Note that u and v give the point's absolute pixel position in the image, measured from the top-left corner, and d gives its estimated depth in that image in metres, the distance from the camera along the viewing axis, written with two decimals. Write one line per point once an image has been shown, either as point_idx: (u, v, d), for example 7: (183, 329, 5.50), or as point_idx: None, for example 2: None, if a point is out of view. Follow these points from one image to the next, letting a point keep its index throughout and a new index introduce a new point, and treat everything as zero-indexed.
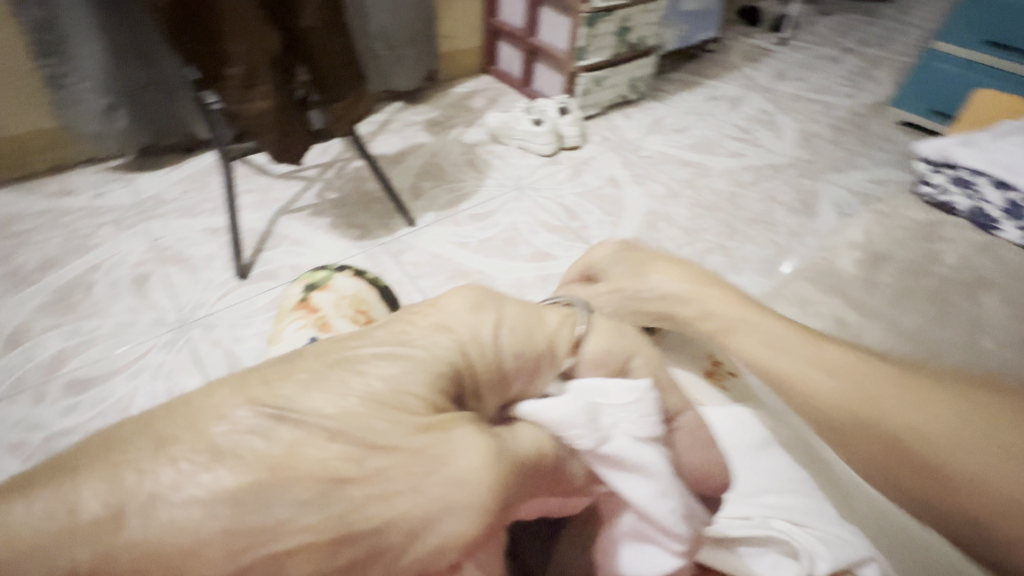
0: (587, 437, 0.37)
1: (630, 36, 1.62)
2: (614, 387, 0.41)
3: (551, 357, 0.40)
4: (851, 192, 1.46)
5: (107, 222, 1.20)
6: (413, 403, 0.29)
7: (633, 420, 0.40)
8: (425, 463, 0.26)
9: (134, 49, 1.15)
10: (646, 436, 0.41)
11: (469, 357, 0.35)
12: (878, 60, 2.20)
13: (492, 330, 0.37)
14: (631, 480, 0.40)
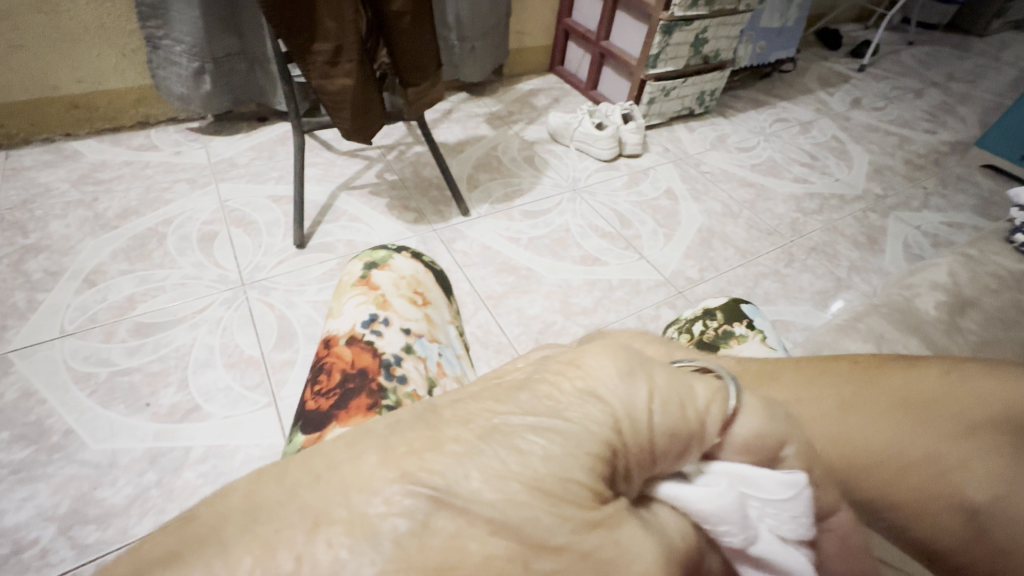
0: (736, 535, 0.28)
1: (705, 48, 1.58)
2: (767, 481, 0.29)
3: (700, 438, 0.29)
4: (921, 232, 1.39)
5: (183, 180, 1.26)
6: (582, 496, 0.23)
7: (782, 518, 0.30)
8: (598, 568, 0.22)
9: (227, 18, 1.21)
10: (799, 540, 0.30)
11: (623, 434, 0.27)
12: (966, 97, 2.08)
13: (647, 401, 0.28)
14: None
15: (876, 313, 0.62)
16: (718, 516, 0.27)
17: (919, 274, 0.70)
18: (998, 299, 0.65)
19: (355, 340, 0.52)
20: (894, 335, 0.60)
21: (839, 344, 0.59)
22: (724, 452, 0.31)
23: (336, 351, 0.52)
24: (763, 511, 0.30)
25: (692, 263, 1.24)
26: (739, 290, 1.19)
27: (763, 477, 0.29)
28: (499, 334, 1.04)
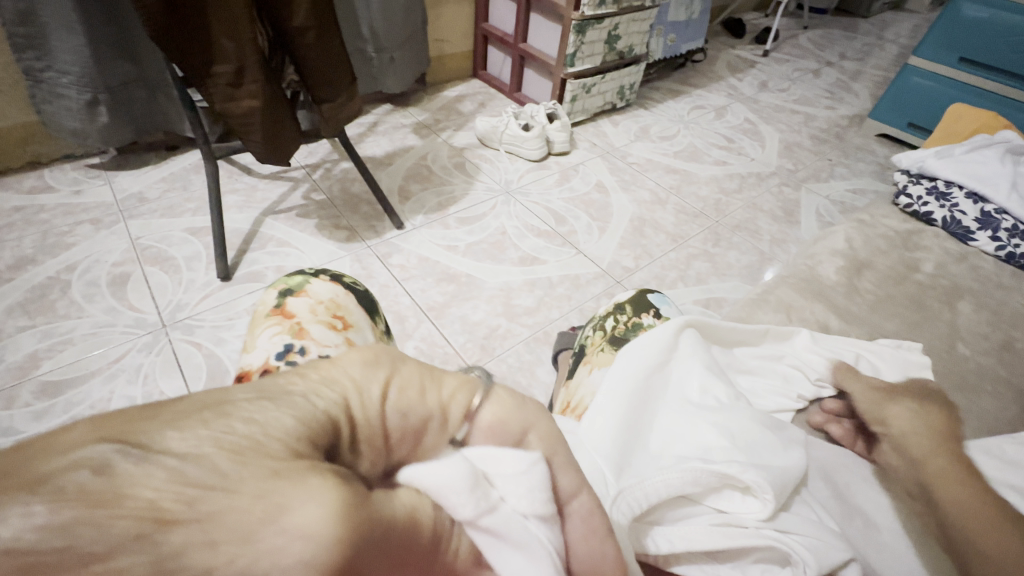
0: (467, 506, 0.26)
1: (619, 44, 1.64)
2: (506, 455, 0.30)
3: (442, 422, 0.29)
4: (831, 201, 1.50)
5: (85, 221, 1.17)
6: (277, 448, 0.20)
7: (520, 493, 0.29)
8: (267, 512, 0.18)
9: (118, 43, 1.12)
10: (540, 513, 0.30)
11: (353, 410, 0.26)
12: (858, 73, 2.26)
13: (380, 392, 0.27)
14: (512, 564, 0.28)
15: (785, 284, 0.66)
16: (446, 489, 0.25)
17: (821, 242, 0.75)
18: (888, 258, 0.71)
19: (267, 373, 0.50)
20: (800, 302, 0.64)
21: (753, 317, 0.62)
22: (474, 438, 0.31)
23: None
24: (507, 491, 0.29)
25: (627, 253, 1.28)
26: (673, 273, 1.24)
27: (503, 453, 0.30)
28: (444, 344, 1.03)
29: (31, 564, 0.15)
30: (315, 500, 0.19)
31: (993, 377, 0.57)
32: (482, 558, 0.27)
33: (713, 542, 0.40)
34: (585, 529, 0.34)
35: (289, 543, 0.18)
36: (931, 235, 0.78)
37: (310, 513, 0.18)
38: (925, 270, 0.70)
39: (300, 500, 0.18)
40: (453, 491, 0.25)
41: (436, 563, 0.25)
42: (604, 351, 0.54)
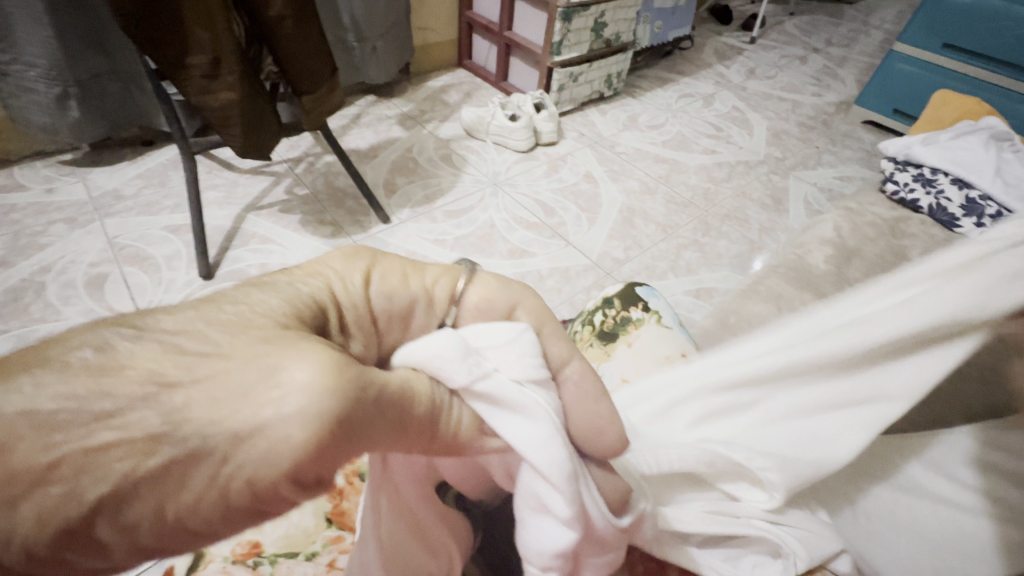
0: (457, 370, 0.27)
1: (606, 32, 1.62)
2: (492, 331, 0.30)
3: (426, 306, 0.31)
4: (818, 188, 1.51)
5: (59, 220, 1.13)
6: (266, 326, 0.21)
7: (512, 361, 0.29)
8: (258, 373, 0.19)
9: (87, 34, 1.07)
10: (530, 378, 0.30)
11: (338, 299, 0.27)
12: (844, 60, 2.26)
13: (362, 280, 0.29)
14: (513, 423, 0.28)
15: (775, 274, 0.66)
16: (439, 356, 0.26)
17: (810, 231, 0.74)
18: (876, 246, 0.71)
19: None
20: (789, 292, 0.64)
21: (744, 308, 0.61)
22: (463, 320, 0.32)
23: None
24: (500, 360, 0.29)
25: (617, 243, 1.27)
26: (663, 264, 1.24)
27: (487, 328, 0.30)
28: None
29: (49, 421, 0.16)
30: (302, 362, 0.19)
31: None
32: (485, 419, 0.28)
33: (715, 528, 0.38)
34: (586, 403, 0.34)
35: (282, 394, 0.18)
36: (917, 222, 0.78)
37: (302, 373, 0.19)
38: (912, 257, 0.70)
39: (289, 363, 0.19)
40: (446, 360, 0.26)
41: (438, 432, 0.27)
42: (594, 346, 0.54)
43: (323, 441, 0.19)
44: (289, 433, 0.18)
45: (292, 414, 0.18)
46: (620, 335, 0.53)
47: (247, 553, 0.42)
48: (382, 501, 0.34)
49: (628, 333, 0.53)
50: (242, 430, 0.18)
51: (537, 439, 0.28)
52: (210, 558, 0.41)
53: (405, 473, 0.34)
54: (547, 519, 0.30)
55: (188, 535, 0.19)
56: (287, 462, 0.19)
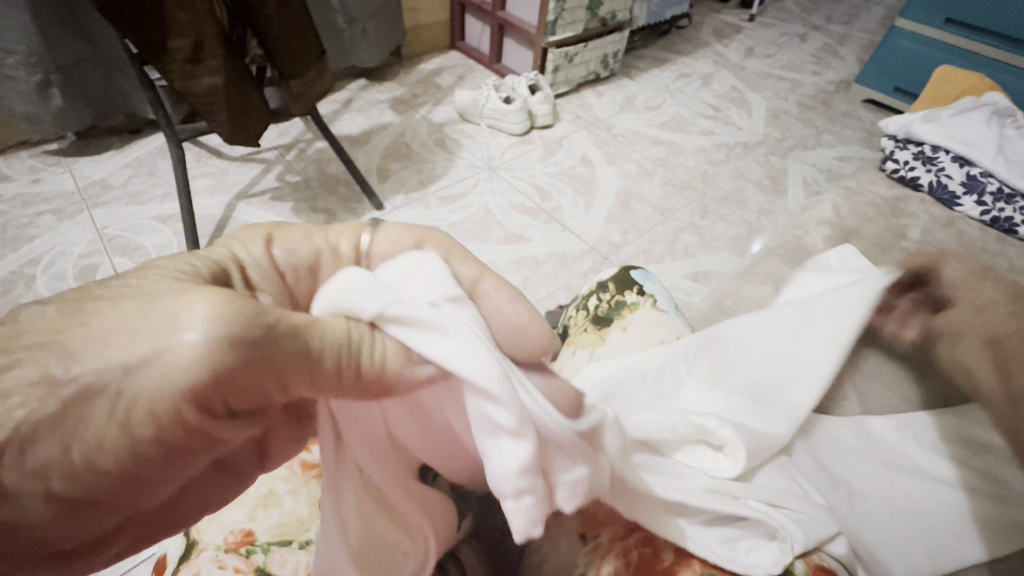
0: (365, 298, 0.26)
1: (601, 11, 1.58)
2: (406, 274, 0.31)
3: (335, 262, 0.32)
4: (818, 169, 1.49)
5: (47, 211, 1.11)
6: (162, 281, 0.22)
7: (423, 287, 0.29)
8: (151, 314, 0.19)
9: (67, 19, 1.04)
10: (444, 298, 0.29)
11: (245, 271, 0.28)
12: (845, 38, 2.22)
13: (263, 248, 0.30)
14: (433, 342, 0.26)
15: (772, 256, 0.64)
16: (349, 291, 0.26)
17: (807, 212, 0.73)
18: (875, 226, 0.70)
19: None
20: (787, 274, 0.62)
21: (740, 291, 0.60)
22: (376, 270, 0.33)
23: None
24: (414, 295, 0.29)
25: (614, 227, 1.26)
26: (661, 247, 1.23)
27: (401, 275, 0.31)
28: None
29: None
30: (193, 296, 0.20)
31: None
32: (408, 344, 0.26)
33: (707, 503, 0.37)
34: (504, 309, 0.33)
35: (174, 324, 0.19)
36: (918, 201, 0.76)
37: (199, 305, 0.19)
38: (912, 237, 0.69)
39: (179, 302, 0.19)
40: (355, 292, 0.26)
41: (358, 367, 0.25)
42: (588, 331, 0.52)
43: (227, 366, 0.19)
44: (185, 357, 0.18)
45: (185, 342, 0.18)
46: (614, 320, 0.51)
47: (240, 541, 0.40)
48: (346, 482, 0.32)
49: (623, 317, 0.51)
50: (132, 361, 0.18)
51: (463, 350, 0.26)
52: (200, 547, 0.39)
53: (362, 448, 0.32)
54: (499, 442, 0.27)
55: (112, 486, 0.19)
56: (186, 388, 0.18)
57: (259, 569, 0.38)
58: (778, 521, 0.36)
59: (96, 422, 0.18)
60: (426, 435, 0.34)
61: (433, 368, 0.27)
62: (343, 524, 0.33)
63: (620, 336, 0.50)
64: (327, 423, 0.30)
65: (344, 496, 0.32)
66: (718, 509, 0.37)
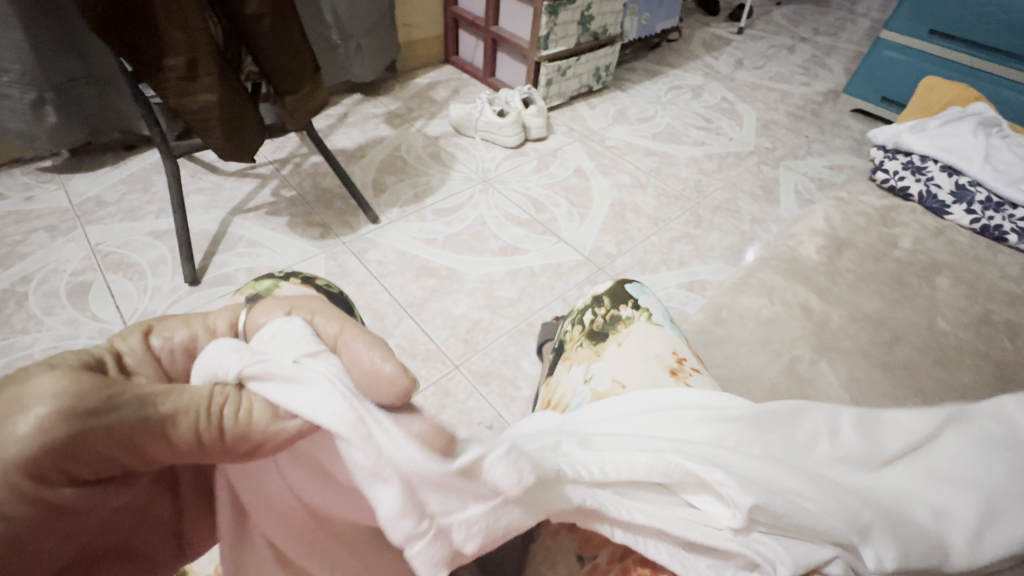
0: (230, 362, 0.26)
1: (593, 25, 1.60)
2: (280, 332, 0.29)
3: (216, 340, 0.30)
4: (809, 178, 1.51)
5: (40, 228, 1.10)
6: None
7: (286, 347, 0.28)
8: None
9: (62, 38, 1.04)
10: (307, 354, 0.27)
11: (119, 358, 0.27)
12: (831, 49, 2.26)
13: (138, 339, 0.27)
14: (292, 392, 0.25)
15: (766, 267, 0.64)
16: (216, 362, 0.26)
17: (800, 222, 0.73)
18: (866, 236, 0.70)
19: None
20: (781, 285, 0.62)
21: (736, 302, 0.60)
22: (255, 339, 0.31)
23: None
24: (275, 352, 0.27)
25: (609, 238, 1.26)
26: (656, 257, 1.23)
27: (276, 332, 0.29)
28: (425, 341, 1.01)
29: None
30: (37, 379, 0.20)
31: (972, 351, 0.57)
32: (268, 400, 0.25)
33: (692, 531, 0.31)
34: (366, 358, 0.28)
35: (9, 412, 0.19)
36: (908, 210, 0.77)
37: (47, 381, 0.20)
38: (903, 246, 0.69)
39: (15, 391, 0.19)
40: (220, 359, 0.26)
41: (221, 436, 0.24)
42: (584, 346, 0.52)
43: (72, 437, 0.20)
44: (17, 438, 0.18)
45: (19, 427, 0.19)
46: (610, 334, 0.51)
47: None
48: (259, 546, 0.31)
49: (618, 332, 0.51)
50: None
51: (317, 397, 0.24)
52: None
53: (265, 514, 0.30)
54: (374, 484, 0.24)
55: None
56: (18, 462, 0.19)
57: None
58: (762, 550, 0.30)
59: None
60: (328, 502, 0.29)
61: (296, 420, 0.25)
62: None
63: (616, 351, 0.49)
64: (226, 488, 0.30)
65: (253, 568, 0.31)
66: (699, 540, 0.31)
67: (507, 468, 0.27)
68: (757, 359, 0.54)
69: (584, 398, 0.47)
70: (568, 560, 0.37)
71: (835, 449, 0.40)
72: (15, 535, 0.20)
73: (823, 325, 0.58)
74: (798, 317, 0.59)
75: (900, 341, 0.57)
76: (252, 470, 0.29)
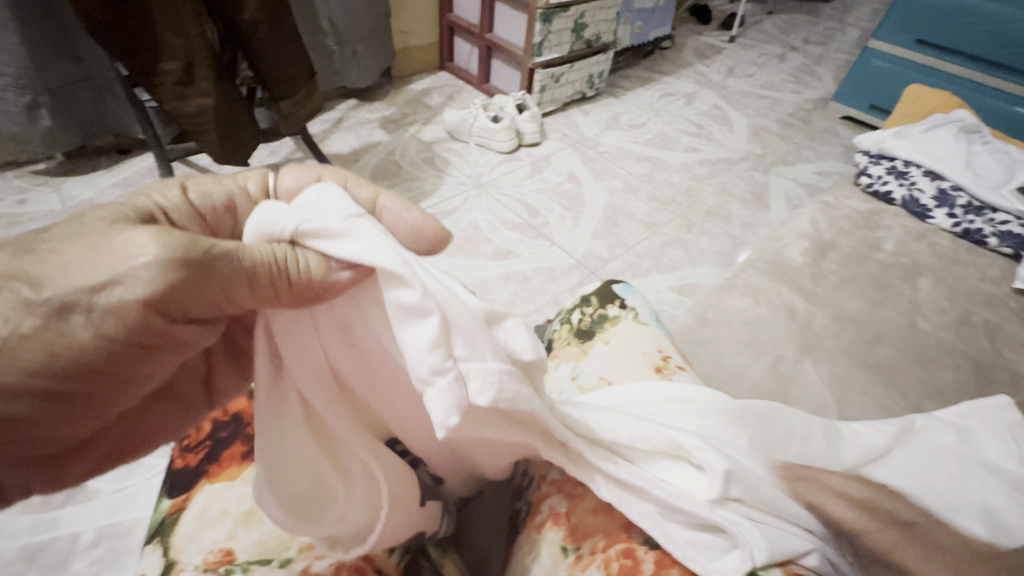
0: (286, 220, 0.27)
1: (586, 32, 1.62)
2: (314, 195, 0.30)
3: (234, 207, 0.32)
4: (799, 184, 1.53)
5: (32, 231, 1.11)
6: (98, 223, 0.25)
7: (328, 211, 0.29)
8: (102, 255, 0.23)
9: (58, 43, 1.05)
10: (355, 215, 0.29)
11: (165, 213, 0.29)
12: (821, 58, 2.30)
13: (178, 191, 0.30)
14: (348, 245, 0.26)
15: (752, 268, 0.65)
16: (269, 217, 0.28)
17: (786, 225, 0.74)
18: (850, 239, 0.72)
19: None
20: (767, 286, 0.63)
21: (722, 303, 0.61)
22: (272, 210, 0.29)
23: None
24: (319, 207, 0.29)
25: (601, 242, 1.27)
26: (647, 261, 1.24)
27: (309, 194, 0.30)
28: None
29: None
30: (139, 235, 0.23)
31: (951, 351, 0.58)
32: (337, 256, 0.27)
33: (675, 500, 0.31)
34: (408, 211, 0.33)
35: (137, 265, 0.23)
36: (891, 214, 0.78)
37: (145, 240, 0.23)
38: (886, 249, 0.71)
39: (129, 238, 0.23)
40: (277, 216, 0.28)
41: (292, 282, 0.26)
42: (571, 344, 0.53)
43: (168, 287, 0.23)
44: (141, 275, 0.23)
45: (140, 266, 0.23)
46: (597, 333, 0.52)
47: (220, 560, 0.29)
48: (288, 410, 0.29)
49: (605, 331, 0.52)
50: (99, 285, 0.22)
51: (369, 248, 0.26)
52: (177, 570, 0.29)
53: (302, 368, 0.28)
54: (411, 322, 0.25)
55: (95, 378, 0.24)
56: (146, 301, 0.23)
57: None
58: (740, 529, 0.30)
59: (79, 328, 0.23)
60: (360, 361, 0.30)
61: (346, 272, 0.27)
62: (281, 476, 0.28)
63: (603, 350, 0.50)
64: (265, 338, 0.28)
65: (278, 433, 0.28)
66: (683, 508, 0.31)
67: (525, 336, 0.27)
68: (742, 357, 0.55)
69: (571, 392, 0.48)
70: (552, 552, 0.33)
71: (805, 450, 0.41)
72: (117, 353, 0.24)
73: (806, 325, 0.58)
74: (782, 318, 0.60)
75: (881, 342, 0.58)
76: (296, 321, 0.28)
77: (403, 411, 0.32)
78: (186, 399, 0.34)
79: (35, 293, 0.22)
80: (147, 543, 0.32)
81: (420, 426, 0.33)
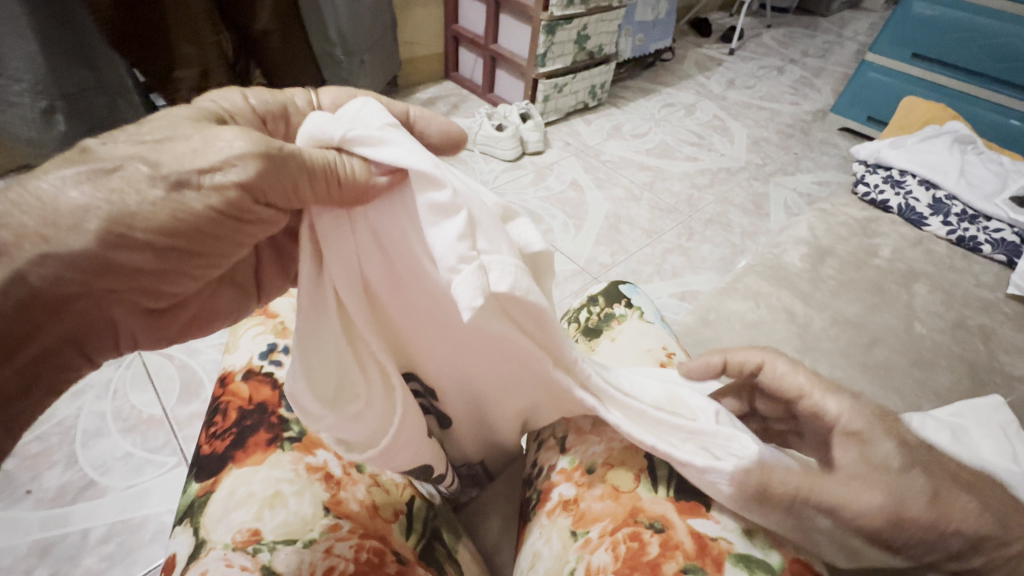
0: (332, 127, 0.31)
1: (588, 44, 1.65)
2: (351, 110, 0.32)
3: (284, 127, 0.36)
4: (798, 193, 1.55)
5: None
6: (189, 119, 0.31)
7: (366, 119, 0.31)
8: (196, 144, 0.28)
9: (75, 50, 1.07)
10: (387, 125, 0.31)
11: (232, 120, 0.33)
12: (820, 71, 2.34)
13: (240, 98, 0.34)
14: (384, 150, 0.29)
15: (752, 272, 0.67)
16: (317, 127, 0.31)
17: (785, 231, 0.76)
18: (847, 245, 0.74)
19: (252, 375, 0.43)
20: (766, 289, 0.65)
21: (723, 305, 0.63)
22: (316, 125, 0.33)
23: (231, 388, 0.42)
24: (358, 121, 0.31)
25: (603, 249, 1.30)
26: (649, 268, 1.27)
27: (346, 109, 0.32)
28: None
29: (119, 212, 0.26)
30: (229, 131, 0.29)
31: (946, 353, 0.59)
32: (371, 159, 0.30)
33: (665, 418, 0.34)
34: (438, 117, 0.39)
35: (231, 147, 0.28)
36: (888, 221, 0.81)
37: (233, 136, 0.29)
38: (883, 255, 0.73)
39: (222, 133, 0.29)
40: (323, 122, 0.31)
41: (339, 184, 0.29)
42: (579, 342, 0.55)
43: (254, 177, 0.29)
44: (232, 154, 0.28)
45: (232, 150, 0.28)
46: (604, 330, 0.54)
47: (248, 540, 0.31)
48: (324, 306, 0.31)
49: (612, 328, 0.54)
50: (204, 166, 0.28)
51: (404, 153, 0.29)
52: (207, 548, 0.31)
53: (339, 269, 0.30)
54: (442, 220, 0.28)
55: (189, 246, 0.29)
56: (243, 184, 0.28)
57: (265, 570, 0.30)
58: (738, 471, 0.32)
59: (193, 201, 0.28)
60: (395, 271, 0.32)
61: (386, 176, 0.30)
62: (314, 364, 0.32)
63: (610, 346, 0.52)
64: (309, 239, 0.31)
65: (315, 325, 0.31)
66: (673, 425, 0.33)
67: (530, 233, 0.34)
68: None
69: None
70: (562, 536, 0.34)
71: None
72: (208, 225, 0.29)
73: (805, 327, 0.60)
74: (781, 319, 0.61)
75: (878, 344, 0.60)
76: (337, 224, 0.30)
77: (438, 318, 0.34)
78: (243, 289, 0.40)
79: (155, 168, 0.27)
80: (177, 523, 0.34)
81: (453, 340, 0.36)
